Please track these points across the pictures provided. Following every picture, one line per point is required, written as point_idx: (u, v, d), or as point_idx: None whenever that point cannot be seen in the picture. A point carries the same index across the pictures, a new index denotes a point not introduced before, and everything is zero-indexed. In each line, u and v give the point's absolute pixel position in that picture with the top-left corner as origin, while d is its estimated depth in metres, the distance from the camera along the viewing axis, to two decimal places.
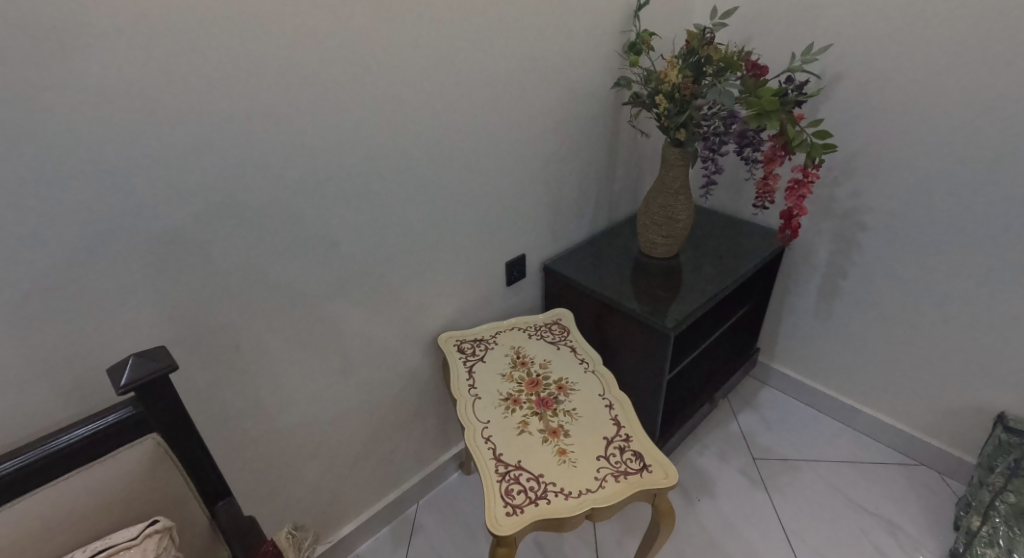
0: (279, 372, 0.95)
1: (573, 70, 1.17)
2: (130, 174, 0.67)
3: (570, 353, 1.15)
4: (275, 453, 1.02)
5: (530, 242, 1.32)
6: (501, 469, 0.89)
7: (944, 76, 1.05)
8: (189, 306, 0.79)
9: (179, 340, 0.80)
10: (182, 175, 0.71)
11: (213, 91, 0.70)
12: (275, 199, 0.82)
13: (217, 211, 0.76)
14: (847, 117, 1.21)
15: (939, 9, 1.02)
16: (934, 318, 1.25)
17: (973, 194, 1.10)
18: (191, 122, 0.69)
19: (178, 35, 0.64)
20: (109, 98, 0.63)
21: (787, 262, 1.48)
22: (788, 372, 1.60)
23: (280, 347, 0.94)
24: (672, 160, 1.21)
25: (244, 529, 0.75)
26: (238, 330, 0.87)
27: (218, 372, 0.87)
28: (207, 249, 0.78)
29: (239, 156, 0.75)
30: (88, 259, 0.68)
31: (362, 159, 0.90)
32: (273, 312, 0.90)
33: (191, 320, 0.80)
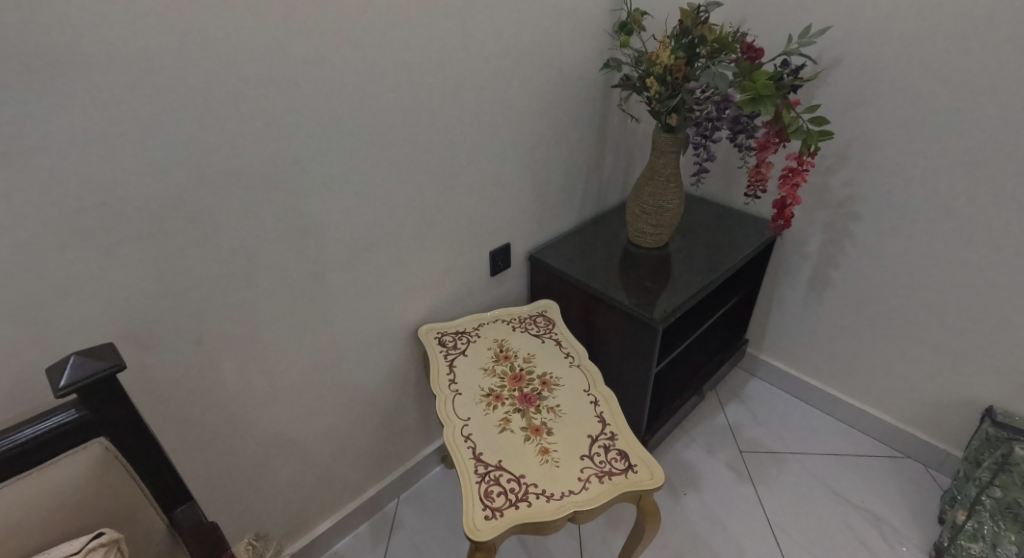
0: (247, 368, 0.90)
1: (560, 50, 1.12)
2: (70, 155, 0.60)
3: (555, 346, 1.11)
4: (246, 450, 0.98)
5: (514, 229, 1.27)
6: (482, 469, 0.85)
7: (945, 60, 1.01)
8: (143, 300, 0.73)
9: (134, 336, 0.75)
10: (132, 157, 0.64)
11: (166, 65, 0.63)
12: (238, 184, 0.76)
13: (172, 197, 0.70)
14: (843, 103, 1.17)
15: None
16: (925, 311, 1.23)
17: (972, 182, 1.06)
18: (141, 98, 0.62)
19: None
20: (44, 69, 0.55)
21: (777, 252, 1.45)
22: (776, 363, 1.58)
23: (247, 340, 0.88)
24: (662, 146, 1.16)
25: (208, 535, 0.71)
26: (201, 325, 0.81)
27: (179, 369, 0.82)
28: (161, 238, 0.71)
29: (197, 135, 0.69)
30: (27, 248, 0.61)
31: (333, 140, 0.83)
32: (239, 306, 0.84)
33: (146, 315, 0.74)
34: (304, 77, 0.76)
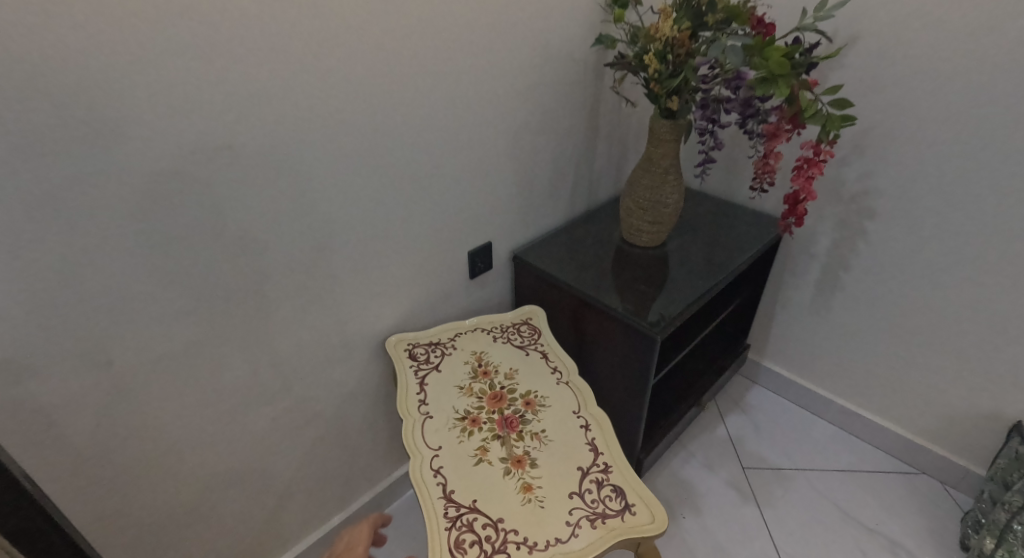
0: (179, 393, 0.76)
1: (547, 24, 0.99)
2: None
3: (541, 360, 0.99)
4: (183, 484, 0.84)
5: (496, 227, 1.14)
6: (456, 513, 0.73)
7: (981, 37, 0.90)
8: (33, 318, 0.59)
9: (23, 364, 0.60)
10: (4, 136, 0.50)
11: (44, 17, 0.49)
12: (156, 176, 0.61)
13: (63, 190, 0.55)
14: (861, 88, 1.06)
15: None
16: (946, 317, 1.12)
17: (1009, 173, 0.95)
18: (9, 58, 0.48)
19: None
20: None
21: (783, 252, 1.33)
22: (779, 370, 1.48)
23: (180, 359, 0.74)
24: (661, 134, 1.04)
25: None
26: (116, 346, 0.67)
27: (88, 399, 0.67)
28: (52, 242, 0.57)
29: (95, 105, 0.54)
30: None
31: (275, 118, 0.69)
32: (165, 322, 0.70)
33: (38, 337, 0.60)
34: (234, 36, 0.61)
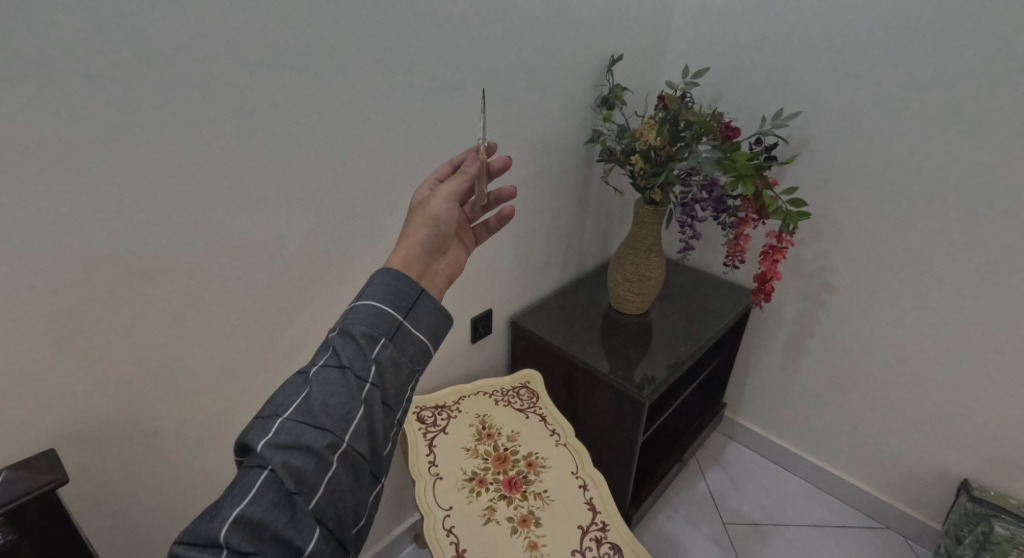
0: (203, 442, 0.87)
1: (545, 122, 1.14)
2: (70, 222, 0.61)
3: (540, 422, 1.07)
4: (177, 533, 0.89)
5: (498, 294, 1.26)
6: (413, 219, 0.63)
7: (900, 149, 1.09)
8: (118, 374, 0.72)
9: (98, 419, 0.72)
10: (125, 221, 0.65)
11: (168, 137, 0.64)
12: (224, 257, 0.76)
13: (163, 274, 0.71)
14: (813, 181, 1.23)
15: (892, 90, 1.06)
16: (896, 380, 1.26)
17: (949, 261, 1.10)
18: (144, 171, 0.64)
19: (89, 43, 0.56)
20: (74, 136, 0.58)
21: (754, 319, 1.47)
22: (755, 428, 1.59)
23: (211, 408, 0.85)
24: (645, 218, 1.17)
25: (343, 416, 0.49)
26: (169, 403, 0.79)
27: (125, 445, 0.77)
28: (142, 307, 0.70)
29: (200, 205, 0.70)
30: (40, 315, 0.63)
31: (317, 208, 0.84)
32: (210, 376, 0.82)
33: (115, 390, 0.72)
34: (296, 139, 0.76)
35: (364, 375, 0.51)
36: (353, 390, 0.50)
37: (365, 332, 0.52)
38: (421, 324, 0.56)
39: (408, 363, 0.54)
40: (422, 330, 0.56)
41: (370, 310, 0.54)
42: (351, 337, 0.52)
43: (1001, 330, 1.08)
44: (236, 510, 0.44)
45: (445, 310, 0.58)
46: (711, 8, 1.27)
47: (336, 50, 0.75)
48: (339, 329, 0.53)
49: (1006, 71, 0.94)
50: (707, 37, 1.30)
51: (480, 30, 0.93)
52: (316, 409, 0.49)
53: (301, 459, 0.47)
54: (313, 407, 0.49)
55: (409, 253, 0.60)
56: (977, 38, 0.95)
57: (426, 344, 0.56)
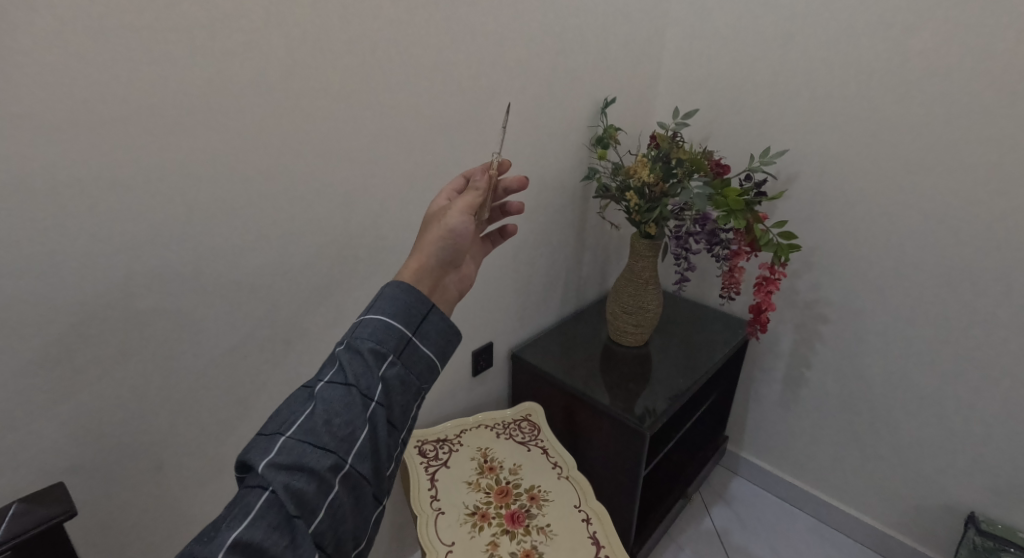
0: (204, 476, 0.86)
1: (543, 160, 1.19)
2: (90, 257, 0.64)
3: (542, 455, 1.07)
4: None
5: (498, 328, 1.28)
6: (427, 231, 0.64)
7: (882, 184, 1.14)
8: (126, 405, 0.73)
9: (104, 450, 0.73)
10: (140, 256, 0.68)
11: (184, 177, 0.68)
12: (234, 289, 0.79)
13: (175, 306, 0.73)
14: (801, 215, 1.28)
15: (871, 128, 1.12)
16: (896, 411, 1.27)
17: (939, 291, 1.13)
18: (161, 209, 0.68)
19: (117, 96, 0.60)
20: (96, 176, 0.62)
21: (752, 351, 1.49)
22: (758, 462, 1.57)
23: (213, 442, 0.85)
24: (641, 251, 1.21)
25: (346, 435, 0.50)
26: (174, 436, 0.80)
27: (127, 479, 0.77)
28: (151, 338, 0.72)
29: (212, 239, 0.74)
30: (56, 345, 0.65)
31: (322, 242, 0.87)
32: (214, 408, 0.83)
33: (122, 422, 0.73)
34: (304, 178, 0.81)
35: (369, 393, 0.52)
36: (357, 408, 0.51)
37: (372, 347, 0.54)
38: (428, 340, 0.57)
39: (414, 380, 0.56)
40: (429, 347, 0.57)
41: (379, 325, 0.55)
42: (358, 353, 0.53)
43: (994, 359, 1.11)
44: (234, 534, 0.44)
45: (454, 326, 0.59)
46: (697, 54, 1.35)
47: (345, 96, 0.81)
48: (346, 343, 0.54)
49: (976, 112, 1.00)
50: (695, 81, 1.37)
51: (480, 77, 0.99)
52: (319, 429, 0.50)
53: (302, 480, 0.48)
54: (316, 426, 0.50)
55: (422, 265, 0.61)
56: (947, 82, 1.02)
57: (432, 361, 0.57)
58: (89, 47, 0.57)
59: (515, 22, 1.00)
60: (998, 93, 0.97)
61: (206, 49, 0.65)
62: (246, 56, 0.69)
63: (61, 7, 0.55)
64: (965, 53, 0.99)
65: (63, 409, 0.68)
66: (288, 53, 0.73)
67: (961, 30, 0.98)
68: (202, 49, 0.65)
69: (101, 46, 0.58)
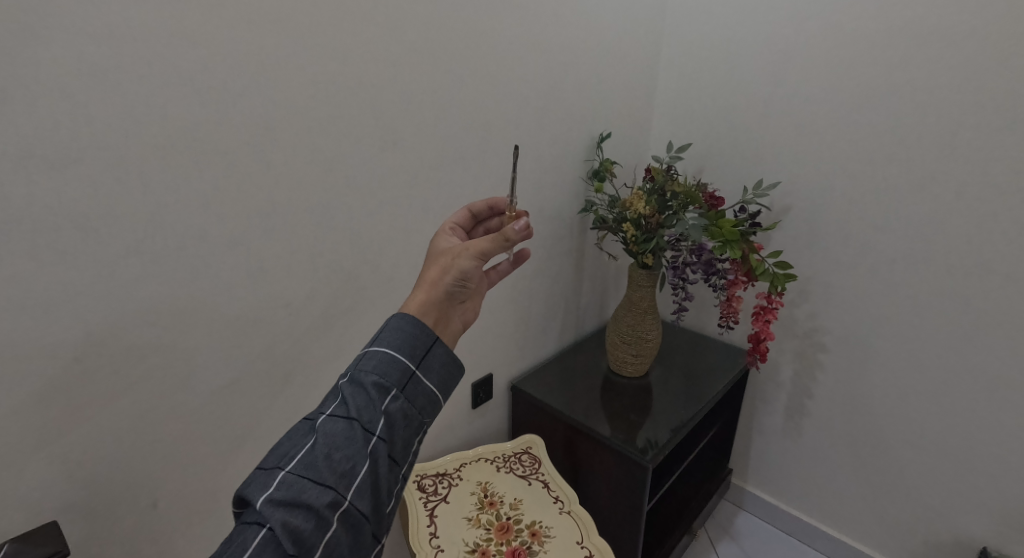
0: (200, 513, 0.85)
1: (541, 193, 1.22)
2: (94, 291, 0.65)
3: (543, 489, 1.05)
4: None
5: (498, 359, 1.27)
6: (436, 267, 0.65)
7: (872, 214, 1.17)
8: (123, 439, 0.73)
9: (99, 486, 0.72)
10: (144, 289, 0.69)
11: (190, 211, 0.70)
12: (235, 321, 0.80)
13: (177, 338, 0.74)
14: (795, 244, 1.30)
15: (858, 160, 1.16)
16: (900, 441, 1.26)
17: (935, 318, 1.14)
18: (167, 242, 0.69)
19: (129, 136, 0.63)
20: (105, 212, 0.63)
21: (753, 380, 1.48)
22: (764, 495, 1.54)
23: (210, 477, 0.84)
24: (639, 281, 1.22)
25: (346, 471, 0.49)
26: (170, 471, 0.79)
27: (121, 516, 0.76)
28: (151, 370, 0.73)
29: (215, 272, 0.75)
30: (57, 378, 0.65)
31: (323, 274, 0.89)
32: (212, 442, 0.83)
33: (119, 457, 0.73)
34: (306, 212, 0.83)
35: (372, 428, 0.51)
36: (359, 443, 0.51)
37: (375, 380, 0.54)
38: (431, 374, 0.57)
39: (417, 415, 0.55)
40: (431, 380, 0.57)
41: (383, 358, 0.55)
42: (362, 386, 0.53)
43: (995, 386, 1.10)
44: None
45: (456, 359, 0.60)
46: (688, 90, 1.40)
47: (347, 133, 0.84)
48: (349, 376, 0.54)
49: (959, 143, 1.03)
50: (687, 116, 1.42)
51: (477, 113, 1.02)
52: (320, 464, 0.49)
53: (300, 517, 0.47)
54: (316, 461, 0.49)
55: (429, 297, 0.61)
56: (931, 115, 1.05)
57: (435, 394, 0.57)
58: (94, 87, 0.59)
59: (511, 61, 1.04)
60: (979, 125, 1.00)
61: (215, 91, 0.68)
62: (250, 94, 0.72)
63: (76, 52, 0.58)
64: (943, 88, 1.03)
65: (56, 443, 0.67)
66: (291, 91, 0.76)
67: (938, 66, 1.03)
68: (207, 88, 0.67)
69: (106, 86, 0.60)
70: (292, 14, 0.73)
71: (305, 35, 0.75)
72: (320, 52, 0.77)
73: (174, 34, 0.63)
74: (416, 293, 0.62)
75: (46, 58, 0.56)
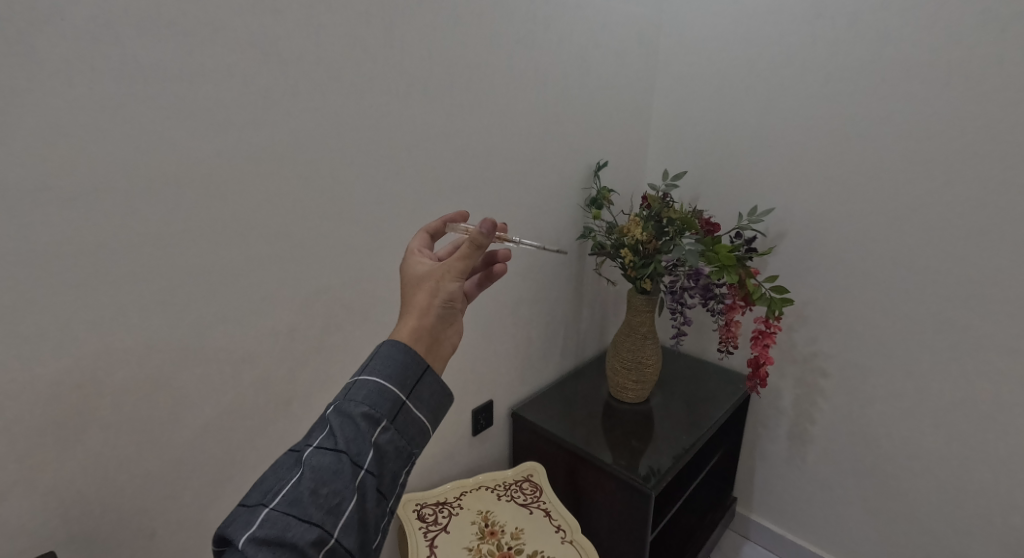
0: (197, 544, 0.83)
1: (540, 220, 1.24)
2: (100, 317, 0.67)
3: (544, 518, 1.04)
4: None
5: (498, 385, 1.27)
6: (422, 289, 0.64)
7: (864, 238, 1.19)
8: (121, 467, 0.73)
9: (95, 514, 0.72)
10: (150, 315, 0.71)
11: (195, 240, 0.72)
12: (237, 347, 0.81)
13: (178, 365, 0.75)
14: (791, 270, 1.32)
15: (849, 187, 1.19)
16: (906, 467, 1.24)
17: (934, 342, 1.15)
18: (173, 270, 0.71)
19: (141, 167, 0.66)
20: (114, 241, 0.66)
21: (755, 406, 1.47)
22: (770, 525, 1.52)
23: (207, 507, 0.83)
24: (638, 306, 1.23)
25: (333, 507, 0.50)
26: (167, 500, 0.78)
27: (117, 545, 0.75)
28: (152, 396, 0.73)
29: (217, 299, 0.77)
30: (59, 404, 0.66)
31: (324, 301, 0.90)
32: (211, 469, 0.82)
33: (117, 485, 0.73)
34: (309, 241, 0.85)
35: (360, 461, 0.52)
36: (346, 477, 0.51)
37: (365, 411, 0.54)
38: (422, 403, 0.58)
39: (406, 446, 0.56)
40: (422, 410, 0.58)
41: (373, 387, 0.55)
42: (350, 418, 0.53)
43: (998, 409, 1.10)
44: None
45: (446, 388, 0.60)
46: (682, 121, 1.44)
47: (351, 164, 0.87)
48: (337, 406, 0.54)
49: (946, 170, 1.06)
50: (681, 145, 1.46)
51: (478, 143, 1.06)
52: (306, 500, 0.49)
53: (284, 556, 0.47)
54: (302, 497, 0.49)
55: (421, 324, 0.61)
56: (919, 143, 1.08)
57: (424, 425, 0.58)
58: (106, 120, 0.62)
59: (510, 92, 1.08)
60: (964, 152, 1.04)
61: (225, 125, 0.71)
62: (259, 126, 0.75)
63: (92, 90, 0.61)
64: (928, 117, 1.06)
65: (48, 473, 0.67)
66: (299, 124, 0.79)
67: (925, 95, 1.06)
68: (216, 120, 0.70)
69: (117, 118, 0.63)
70: (302, 52, 0.77)
71: (313, 70, 0.79)
72: (327, 86, 0.81)
73: (186, 70, 0.67)
74: (407, 319, 0.61)
75: (61, 93, 0.59)
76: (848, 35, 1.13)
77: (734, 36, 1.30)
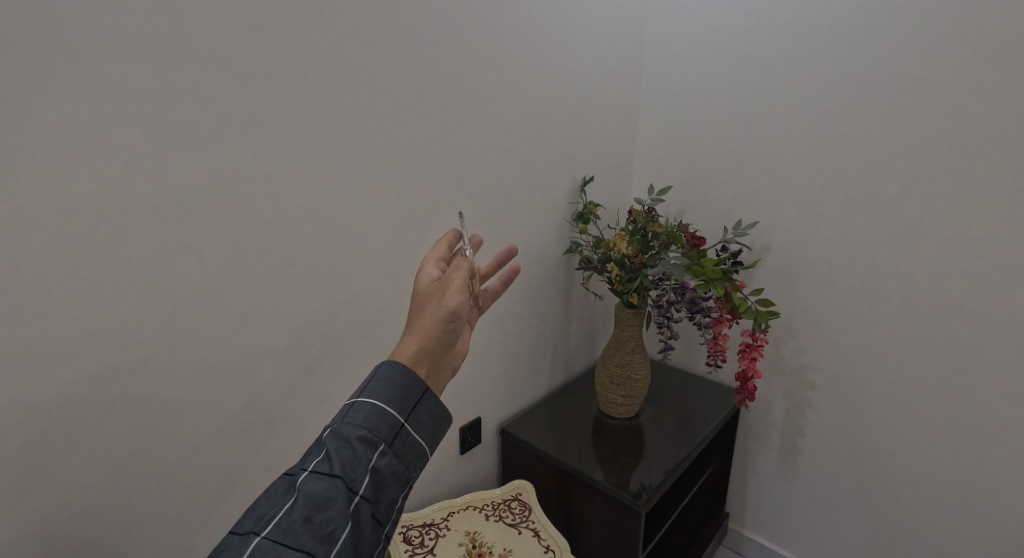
0: None
1: (527, 235, 1.24)
2: (74, 337, 0.65)
3: (533, 538, 1.02)
4: None
5: (486, 402, 1.26)
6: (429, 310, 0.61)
7: (849, 251, 1.20)
8: (95, 492, 0.70)
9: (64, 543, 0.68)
10: (126, 335, 0.69)
11: (175, 257, 0.71)
12: (219, 367, 0.79)
13: (155, 386, 0.73)
14: (777, 283, 1.33)
15: (832, 200, 1.21)
16: (897, 480, 1.24)
17: (920, 353, 1.15)
18: (152, 288, 0.70)
19: (118, 184, 0.64)
20: (90, 259, 0.64)
21: (745, 420, 1.46)
22: (763, 541, 1.50)
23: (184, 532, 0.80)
24: (626, 320, 1.23)
25: (327, 535, 0.48)
26: (143, 527, 0.75)
27: None
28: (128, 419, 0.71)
29: (198, 318, 0.75)
30: (27, 428, 0.63)
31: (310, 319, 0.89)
32: (189, 493, 0.79)
33: (89, 511, 0.70)
34: (293, 257, 0.84)
35: (356, 486, 0.50)
36: (341, 504, 0.49)
37: (362, 434, 0.52)
38: (420, 426, 0.57)
39: (403, 471, 0.54)
40: (420, 434, 0.56)
41: (372, 411, 0.54)
42: (347, 441, 0.52)
43: (985, 418, 1.10)
44: None
45: (442, 409, 0.59)
46: (666, 137, 1.46)
47: (336, 181, 0.86)
48: (334, 429, 0.53)
49: (927, 184, 1.08)
50: (666, 161, 1.47)
51: (464, 158, 1.06)
52: (299, 528, 0.48)
53: None
54: (295, 525, 0.48)
55: (423, 346, 0.59)
56: (898, 158, 1.11)
57: (422, 448, 0.56)
58: (82, 134, 0.61)
59: (496, 109, 1.09)
60: (943, 167, 1.06)
61: (208, 142, 0.71)
62: (243, 142, 0.74)
63: (69, 107, 0.60)
64: (907, 132, 1.09)
65: (18, 501, 0.64)
66: (284, 142, 0.79)
67: (904, 111, 1.09)
68: (199, 136, 0.70)
69: (94, 135, 0.62)
70: (288, 70, 0.77)
71: (299, 87, 0.79)
72: (313, 104, 0.81)
73: (168, 87, 0.66)
74: (408, 340, 0.60)
75: (35, 107, 0.58)
76: (827, 54, 1.16)
77: (716, 55, 1.33)
